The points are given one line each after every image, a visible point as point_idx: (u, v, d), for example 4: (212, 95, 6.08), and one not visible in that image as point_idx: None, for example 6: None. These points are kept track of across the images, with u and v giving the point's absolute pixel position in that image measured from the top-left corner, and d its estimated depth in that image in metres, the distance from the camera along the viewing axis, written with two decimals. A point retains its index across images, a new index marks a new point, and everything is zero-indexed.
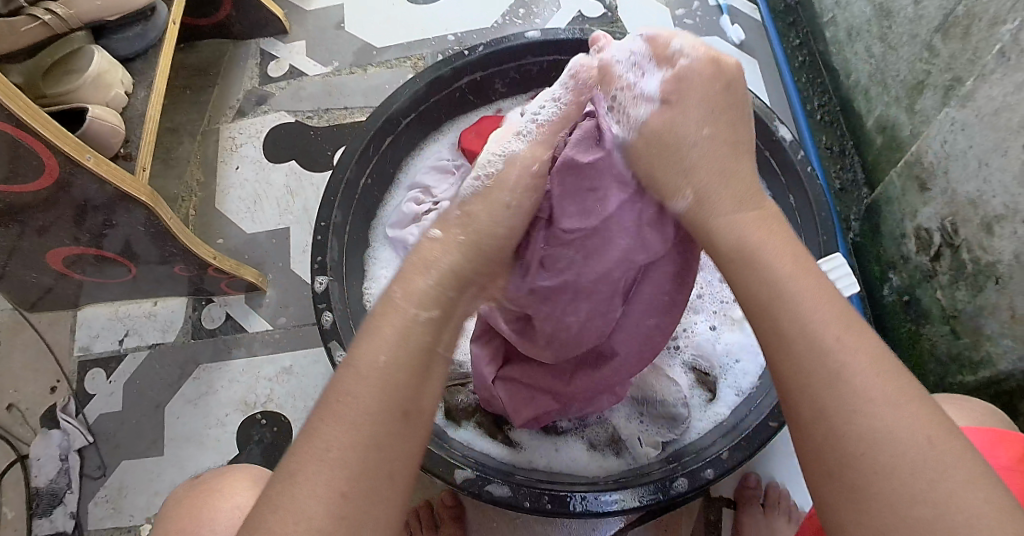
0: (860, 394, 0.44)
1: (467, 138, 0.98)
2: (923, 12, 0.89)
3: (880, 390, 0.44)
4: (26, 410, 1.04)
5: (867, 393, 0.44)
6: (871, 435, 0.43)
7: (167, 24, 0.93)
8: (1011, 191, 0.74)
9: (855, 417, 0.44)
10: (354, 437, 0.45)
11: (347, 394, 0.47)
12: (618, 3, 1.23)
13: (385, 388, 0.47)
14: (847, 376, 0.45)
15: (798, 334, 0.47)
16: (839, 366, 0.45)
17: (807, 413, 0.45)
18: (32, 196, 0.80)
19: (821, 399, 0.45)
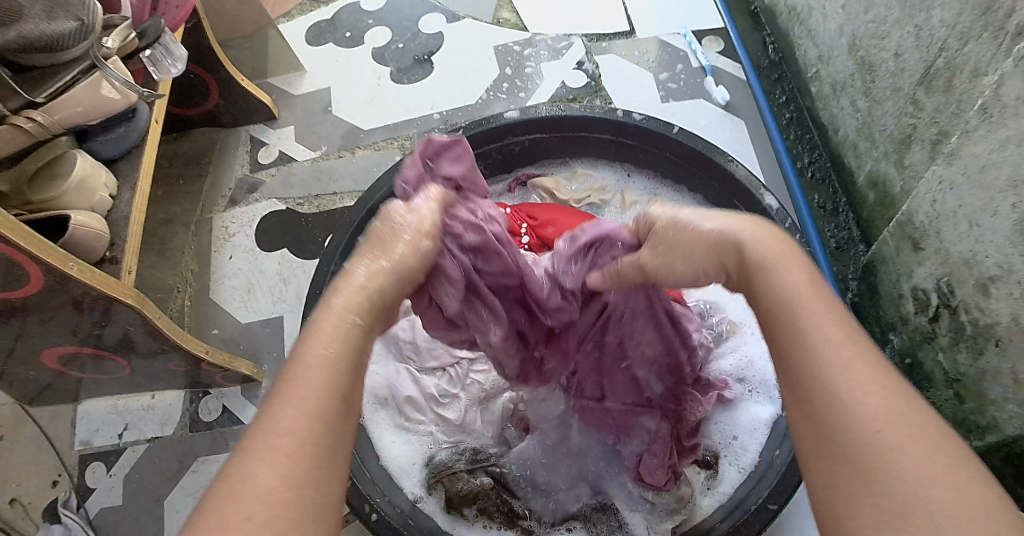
0: (880, 438, 0.44)
1: None
2: (904, 65, 0.90)
3: (886, 424, 0.44)
4: (27, 503, 1.02)
5: (906, 452, 0.43)
6: (900, 484, 0.42)
7: (149, 122, 0.96)
8: (1004, 251, 0.73)
9: (881, 459, 0.43)
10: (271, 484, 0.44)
11: (303, 384, 0.49)
12: (601, 71, 1.27)
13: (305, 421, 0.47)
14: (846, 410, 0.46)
15: (809, 368, 0.49)
16: (860, 424, 0.45)
17: (816, 451, 0.46)
18: (20, 301, 0.82)
19: (844, 457, 0.45)
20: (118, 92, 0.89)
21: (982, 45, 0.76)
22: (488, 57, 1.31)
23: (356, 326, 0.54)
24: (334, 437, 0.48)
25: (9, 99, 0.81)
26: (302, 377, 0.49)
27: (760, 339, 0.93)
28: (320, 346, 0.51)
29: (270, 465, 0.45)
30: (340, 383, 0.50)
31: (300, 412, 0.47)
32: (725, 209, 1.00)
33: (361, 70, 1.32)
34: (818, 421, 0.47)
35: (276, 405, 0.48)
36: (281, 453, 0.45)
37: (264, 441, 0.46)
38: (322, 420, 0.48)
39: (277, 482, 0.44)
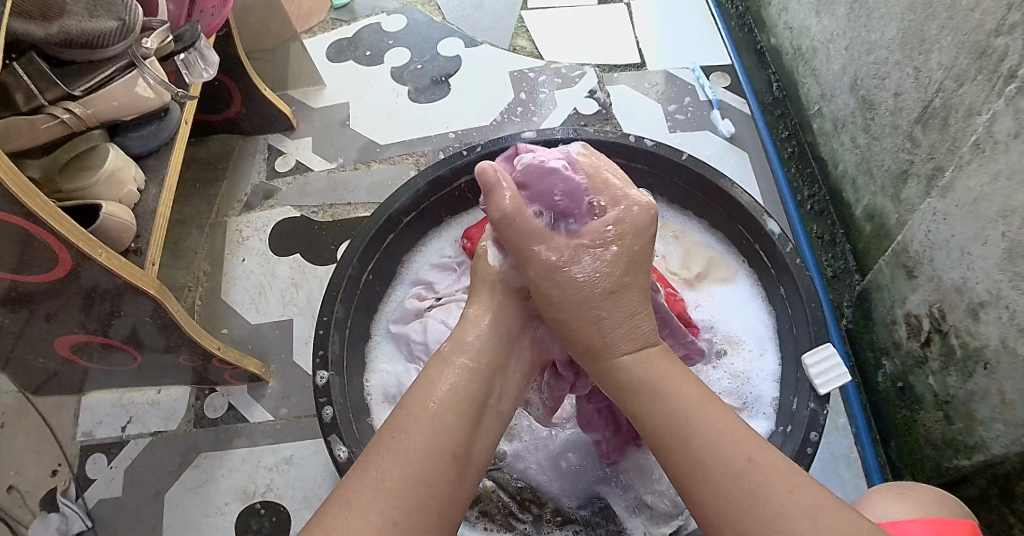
0: (782, 514, 0.53)
1: (471, 236, 1.02)
2: (903, 104, 0.95)
3: (796, 507, 0.53)
4: (25, 491, 1.02)
5: (801, 523, 0.52)
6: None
7: (179, 123, 1.05)
8: (993, 278, 0.78)
9: (768, 522, 0.53)
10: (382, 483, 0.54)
11: (400, 431, 0.58)
12: (612, 100, 1.32)
13: (413, 448, 0.57)
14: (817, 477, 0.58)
15: (702, 456, 0.57)
16: (769, 508, 0.53)
17: (729, 531, 0.54)
18: (45, 284, 0.85)
19: (752, 533, 0.53)
20: (152, 90, 0.95)
21: (977, 86, 0.81)
22: (503, 81, 1.36)
23: (471, 371, 0.65)
24: (450, 476, 0.57)
25: (48, 90, 0.87)
26: (416, 420, 0.59)
27: (760, 357, 0.96)
28: (436, 394, 0.61)
29: (380, 489, 0.54)
30: (455, 431, 0.59)
31: (403, 452, 0.56)
32: (731, 233, 1.02)
33: (380, 88, 1.37)
34: (726, 504, 0.55)
35: (391, 443, 0.57)
36: (398, 486, 0.54)
37: (370, 473, 0.55)
38: (428, 458, 0.57)
39: (387, 506, 0.53)
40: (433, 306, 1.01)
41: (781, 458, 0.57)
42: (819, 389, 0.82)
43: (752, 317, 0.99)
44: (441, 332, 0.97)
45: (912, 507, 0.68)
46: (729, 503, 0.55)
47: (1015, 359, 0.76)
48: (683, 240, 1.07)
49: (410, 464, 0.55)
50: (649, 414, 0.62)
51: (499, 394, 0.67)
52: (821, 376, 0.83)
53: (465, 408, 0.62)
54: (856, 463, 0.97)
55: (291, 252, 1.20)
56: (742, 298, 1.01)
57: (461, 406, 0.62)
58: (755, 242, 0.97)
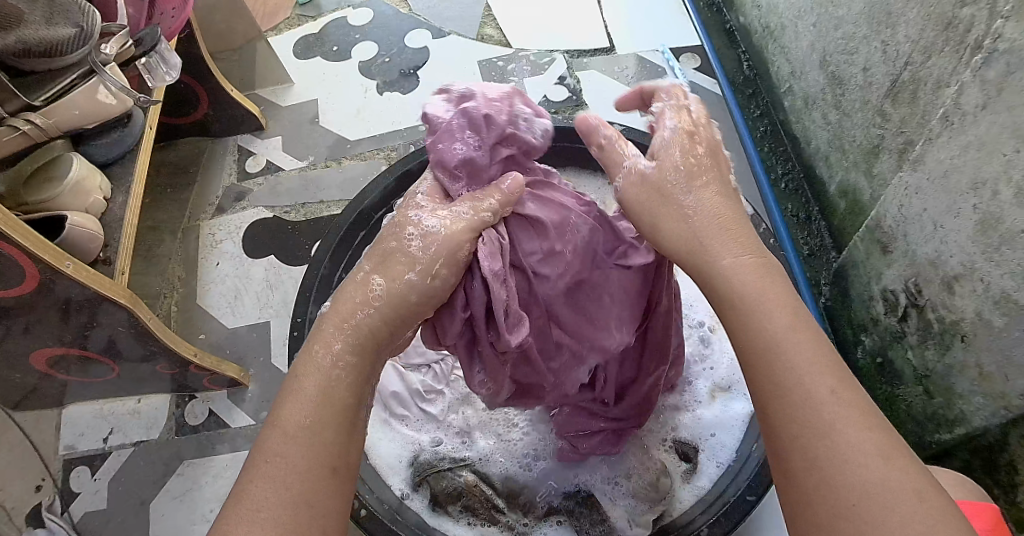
0: (846, 456, 0.48)
1: None
2: (871, 78, 0.95)
3: (865, 457, 0.48)
4: (9, 509, 1.01)
5: (871, 481, 0.47)
6: (863, 486, 0.47)
7: (143, 129, 1.03)
8: (967, 251, 0.78)
9: (836, 473, 0.48)
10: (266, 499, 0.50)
11: (274, 455, 0.52)
12: (582, 86, 1.31)
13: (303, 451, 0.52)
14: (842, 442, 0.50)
15: (784, 385, 0.52)
16: (842, 452, 0.48)
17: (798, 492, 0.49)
18: (14, 300, 0.84)
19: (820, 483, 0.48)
20: (112, 97, 0.94)
21: (943, 59, 0.81)
22: (472, 71, 1.34)
23: (342, 380, 0.57)
24: (333, 490, 0.52)
25: (8, 102, 0.84)
26: (287, 437, 0.53)
27: None
28: (297, 409, 0.55)
29: (255, 523, 0.49)
30: (331, 444, 0.54)
31: (280, 476, 0.51)
32: None
33: (349, 83, 1.35)
34: (793, 448, 0.50)
35: (263, 471, 0.51)
36: (277, 515, 0.49)
37: (245, 505, 0.50)
38: (306, 476, 0.51)
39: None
40: None
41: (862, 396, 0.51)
42: None
43: None
44: None
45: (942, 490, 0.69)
46: (798, 439, 0.50)
47: (990, 331, 0.76)
48: None
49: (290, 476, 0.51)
50: (740, 338, 0.55)
51: (370, 397, 0.60)
52: None
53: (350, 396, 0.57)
54: None
55: (267, 252, 1.19)
56: None
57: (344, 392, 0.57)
58: None
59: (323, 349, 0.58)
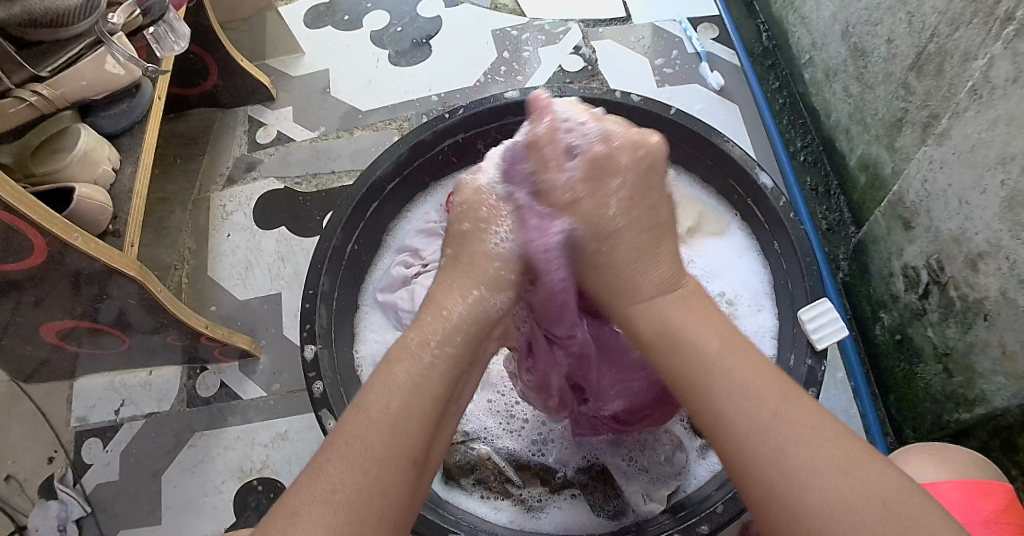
0: (810, 459, 0.50)
1: None
2: (896, 50, 0.92)
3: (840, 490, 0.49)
4: (23, 481, 1.01)
5: (831, 480, 0.49)
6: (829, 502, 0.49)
7: (152, 99, 1.01)
8: (992, 228, 0.76)
9: (801, 480, 0.49)
10: (337, 483, 0.51)
11: (355, 437, 0.53)
12: (598, 56, 1.28)
13: (382, 435, 0.53)
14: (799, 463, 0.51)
15: (732, 400, 0.54)
16: (799, 457, 0.50)
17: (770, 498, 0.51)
18: (23, 272, 0.83)
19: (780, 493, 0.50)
20: (120, 67, 0.92)
21: (972, 31, 0.78)
22: (485, 41, 1.32)
23: (432, 370, 0.59)
24: (404, 482, 0.53)
25: (13, 73, 0.82)
26: (370, 422, 0.54)
27: (756, 312, 0.95)
28: (381, 398, 0.56)
29: (331, 504, 0.50)
30: (412, 437, 0.54)
31: (358, 460, 0.52)
32: (722, 188, 1.00)
33: (360, 53, 1.33)
34: (755, 463, 0.52)
35: (342, 452, 0.52)
36: (352, 498, 0.50)
37: (320, 484, 0.51)
38: (384, 465, 0.52)
39: (336, 520, 0.49)
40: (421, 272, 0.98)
41: (812, 402, 0.54)
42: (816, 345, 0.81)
43: (749, 272, 0.98)
44: None
45: (941, 467, 0.68)
46: (756, 449, 0.52)
47: (1015, 310, 0.75)
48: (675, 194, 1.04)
49: (365, 459, 0.52)
50: (676, 359, 0.58)
51: (454, 398, 0.61)
52: (817, 331, 0.81)
53: (432, 390, 0.58)
54: (856, 418, 0.97)
55: (278, 224, 1.17)
56: (736, 251, 0.99)
57: (423, 388, 0.57)
58: (747, 197, 0.95)
59: (415, 338, 0.60)
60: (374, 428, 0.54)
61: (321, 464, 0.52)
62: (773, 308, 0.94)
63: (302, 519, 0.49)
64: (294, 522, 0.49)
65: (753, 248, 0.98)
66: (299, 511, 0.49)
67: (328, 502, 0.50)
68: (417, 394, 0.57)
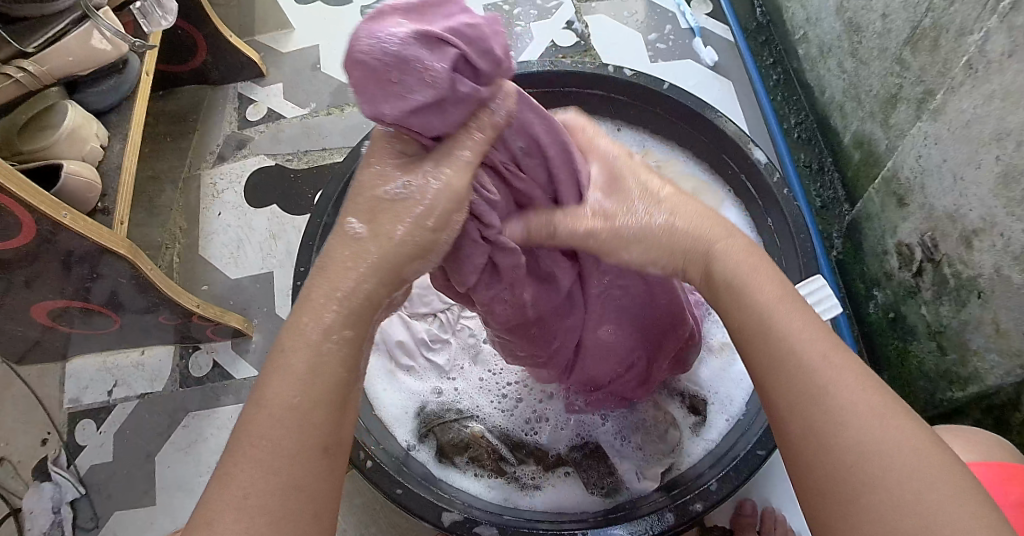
0: (852, 415, 0.47)
1: None
2: (891, 25, 0.90)
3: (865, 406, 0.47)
4: (17, 463, 1.02)
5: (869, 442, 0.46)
6: (859, 446, 0.46)
7: (140, 76, 1.00)
8: (987, 204, 0.75)
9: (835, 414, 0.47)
10: (250, 492, 0.45)
11: (261, 437, 0.46)
12: (591, 31, 1.26)
13: (296, 434, 0.47)
14: (825, 401, 0.47)
15: (784, 356, 0.50)
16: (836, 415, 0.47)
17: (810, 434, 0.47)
18: (14, 253, 0.82)
19: (824, 464, 0.46)
20: (108, 43, 0.91)
21: (967, 6, 0.76)
22: (477, 15, 1.30)
23: (333, 355, 0.50)
24: (320, 472, 0.48)
25: None
26: (272, 419, 0.47)
27: None
28: (281, 388, 0.48)
29: (243, 509, 0.45)
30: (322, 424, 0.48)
31: (267, 460, 0.46)
32: (716, 163, 0.98)
33: (349, 29, 1.30)
34: (792, 411, 0.48)
35: (249, 453, 0.46)
36: (265, 502, 0.45)
37: (229, 491, 0.45)
38: (299, 460, 0.47)
39: (251, 524, 0.44)
40: None
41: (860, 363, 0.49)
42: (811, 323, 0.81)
43: None
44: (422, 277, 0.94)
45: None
46: (796, 403, 0.48)
47: (1008, 286, 0.74)
48: (666, 170, 1.02)
49: (275, 460, 0.46)
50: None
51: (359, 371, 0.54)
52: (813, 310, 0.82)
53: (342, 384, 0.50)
54: None
55: (269, 202, 1.16)
56: None
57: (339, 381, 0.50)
58: (741, 173, 0.94)
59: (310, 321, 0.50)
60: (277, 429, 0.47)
61: (228, 468, 0.46)
62: None
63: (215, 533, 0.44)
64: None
65: (747, 224, 0.96)
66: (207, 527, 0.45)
67: (239, 509, 0.45)
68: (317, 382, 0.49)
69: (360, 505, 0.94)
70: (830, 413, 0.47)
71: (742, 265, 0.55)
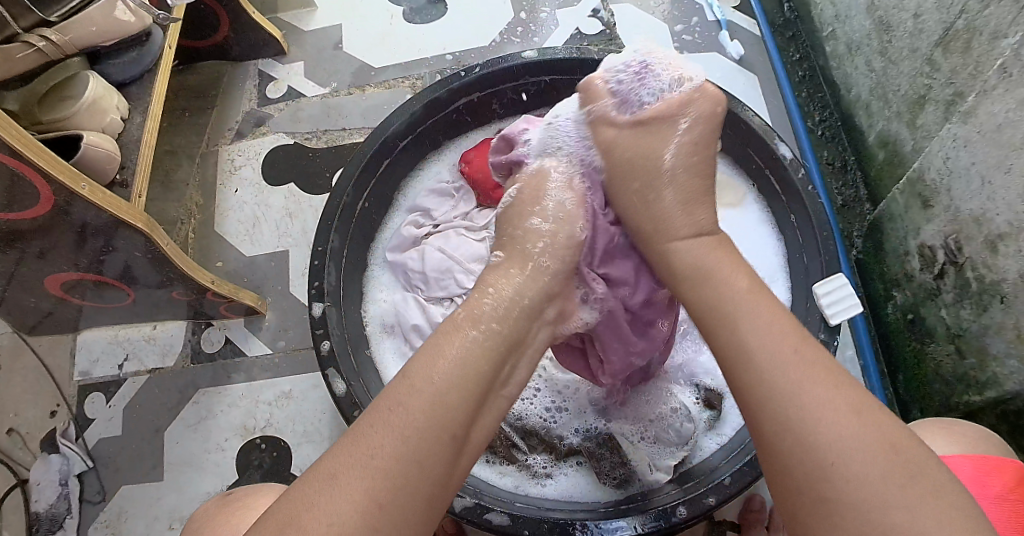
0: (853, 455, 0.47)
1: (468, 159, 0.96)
2: (923, 25, 0.89)
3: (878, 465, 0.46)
4: (26, 433, 1.01)
5: (874, 488, 0.45)
6: (868, 487, 0.45)
7: (163, 48, 0.99)
8: (1014, 209, 0.74)
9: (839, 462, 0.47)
10: (378, 457, 0.49)
11: (397, 404, 0.52)
12: (617, 19, 1.25)
13: (432, 406, 0.52)
14: (815, 432, 0.48)
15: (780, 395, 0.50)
16: (830, 449, 0.47)
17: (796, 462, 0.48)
18: (30, 222, 0.81)
19: (804, 455, 0.48)
20: (130, 14, 0.90)
21: (1003, 8, 0.75)
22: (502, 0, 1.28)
23: (476, 343, 0.58)
24: (445, 455, 0.51)
25: (21, 18, 0.80)
26: (413, 393, 0.52)
27: (768, 287, 0.94)
28: (441, 372, 0.54)
29: (368, 468, 0.48)
30: (455, 409, 0.53)
31: (399, 426, 0.50)
32: (739, 156, 0.97)
33: (372, 10, 1.29)
34: (781, 453, 0.48)
35: (385, 418, 0.51)
36: (389, 466, 0.49)
37: (361, 448, 0.49)
38: (425, 436, 0.50)
39: (372, 488, 0.48)
40: (432, 233, 0.97)
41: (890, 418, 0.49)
42: (830, 318, 0.80)
43: (761, 245, 0.97)
44: (440, 261, 0.93)
45: (954, 442, 0.68)
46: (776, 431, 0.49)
47: None
48: None
49: (411, 430, 0.50)
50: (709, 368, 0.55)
51: (503, 381, 0.59)
52: (832, 305, 0.81)
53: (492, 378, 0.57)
54: None
55: (287, 180, 1.16)
56: (749, 225, 0.98)
57: (490, 373, 0.57)
58: (765, 168, 0.93)
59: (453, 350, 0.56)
60: (434, 398, 0.52)
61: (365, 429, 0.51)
62: (788, 282, 0.93)
63: (337, 489, 0.48)
64: (324, 488, 0.48)
65: (769, 221, 0.97)
66: (333, 475, 0.48)
67: (363, 474, 0.48)
68: (467, 377, 0.55)
69: None
70: (845, 459, 0.46)
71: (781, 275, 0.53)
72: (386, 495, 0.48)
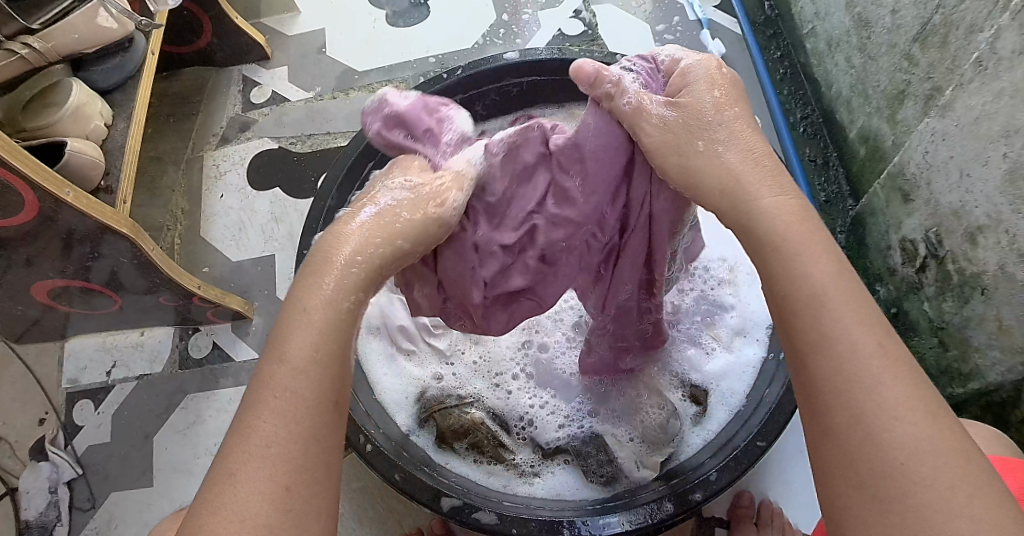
0: (904, 451, 0.42)
1: None
2: (901, 21, 0.90)
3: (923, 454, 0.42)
4: (14, 442, 1.01)
5: (932, 475, 0.41)
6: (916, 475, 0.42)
7: (145, 55, 0.99)
8: (993, 201, 0.75)
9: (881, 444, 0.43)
10: (273, 446, 0.45)
11: (283, 389, 0.46)
12: (599, 20, 1.26)
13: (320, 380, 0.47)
14: (868, 409, 0.44)
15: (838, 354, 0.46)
16: (891, 439, 0.42)
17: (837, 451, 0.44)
18: (15, 230, 0.81)
19: (853, 446, 0.44)
20: (114, 20, 0.90)
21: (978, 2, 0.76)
22: (485, 3, 1.29)
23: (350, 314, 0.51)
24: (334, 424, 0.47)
25: (4, 25, 0.81)
26: (292, 372, 0.47)
27: (751, 283, 0.95)
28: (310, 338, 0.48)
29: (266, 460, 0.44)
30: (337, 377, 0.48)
31: (288, 410, 0.46)
32: None
33: (356, 14, 1.30)
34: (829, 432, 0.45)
35: (270, 405, 0.46)
36: (287, 452, 0.45)
37: (250, 441, 0.45)
38: (317, 411, 0.47)
39: (276, 478, 0.44)
40: None
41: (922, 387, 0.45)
42: None
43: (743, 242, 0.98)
44: None
45: None
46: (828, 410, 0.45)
47: (1012, 284, 0.74)
48: None
49: (300, 411, 0.46)
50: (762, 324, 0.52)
51: None
52: None
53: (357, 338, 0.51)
54: None
55: (273, 185, 1.16)
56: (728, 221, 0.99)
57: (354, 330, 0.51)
58: None
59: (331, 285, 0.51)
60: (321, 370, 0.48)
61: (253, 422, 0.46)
62: None
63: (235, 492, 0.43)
64: (221, 493, 0.43)
65: None
66: (230, 476, 0.44)
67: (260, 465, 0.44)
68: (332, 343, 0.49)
69: (358, 490, 0.93)
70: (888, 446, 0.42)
71: (786, 223, 0.52)
72: (287, 479, 0.44)
